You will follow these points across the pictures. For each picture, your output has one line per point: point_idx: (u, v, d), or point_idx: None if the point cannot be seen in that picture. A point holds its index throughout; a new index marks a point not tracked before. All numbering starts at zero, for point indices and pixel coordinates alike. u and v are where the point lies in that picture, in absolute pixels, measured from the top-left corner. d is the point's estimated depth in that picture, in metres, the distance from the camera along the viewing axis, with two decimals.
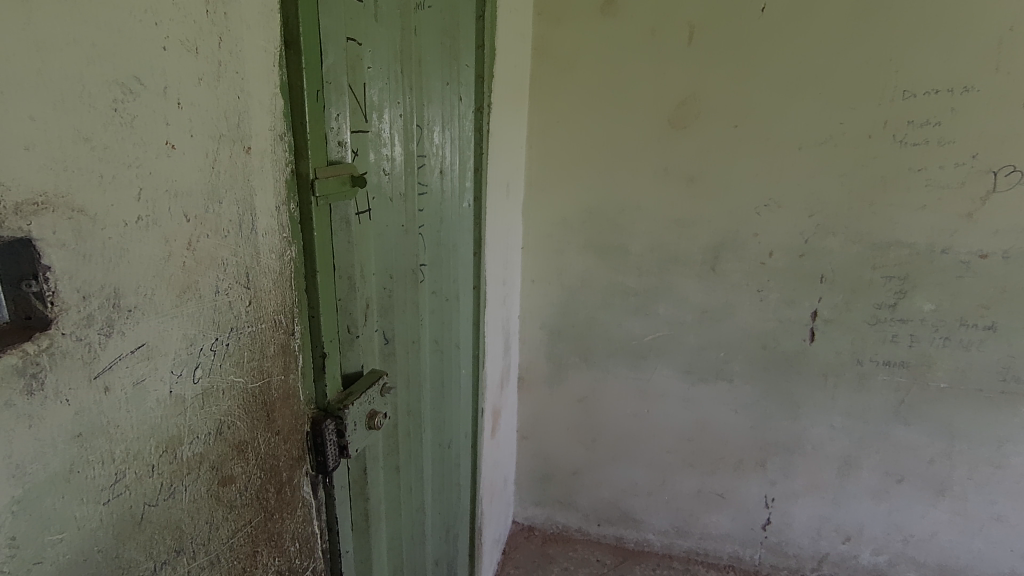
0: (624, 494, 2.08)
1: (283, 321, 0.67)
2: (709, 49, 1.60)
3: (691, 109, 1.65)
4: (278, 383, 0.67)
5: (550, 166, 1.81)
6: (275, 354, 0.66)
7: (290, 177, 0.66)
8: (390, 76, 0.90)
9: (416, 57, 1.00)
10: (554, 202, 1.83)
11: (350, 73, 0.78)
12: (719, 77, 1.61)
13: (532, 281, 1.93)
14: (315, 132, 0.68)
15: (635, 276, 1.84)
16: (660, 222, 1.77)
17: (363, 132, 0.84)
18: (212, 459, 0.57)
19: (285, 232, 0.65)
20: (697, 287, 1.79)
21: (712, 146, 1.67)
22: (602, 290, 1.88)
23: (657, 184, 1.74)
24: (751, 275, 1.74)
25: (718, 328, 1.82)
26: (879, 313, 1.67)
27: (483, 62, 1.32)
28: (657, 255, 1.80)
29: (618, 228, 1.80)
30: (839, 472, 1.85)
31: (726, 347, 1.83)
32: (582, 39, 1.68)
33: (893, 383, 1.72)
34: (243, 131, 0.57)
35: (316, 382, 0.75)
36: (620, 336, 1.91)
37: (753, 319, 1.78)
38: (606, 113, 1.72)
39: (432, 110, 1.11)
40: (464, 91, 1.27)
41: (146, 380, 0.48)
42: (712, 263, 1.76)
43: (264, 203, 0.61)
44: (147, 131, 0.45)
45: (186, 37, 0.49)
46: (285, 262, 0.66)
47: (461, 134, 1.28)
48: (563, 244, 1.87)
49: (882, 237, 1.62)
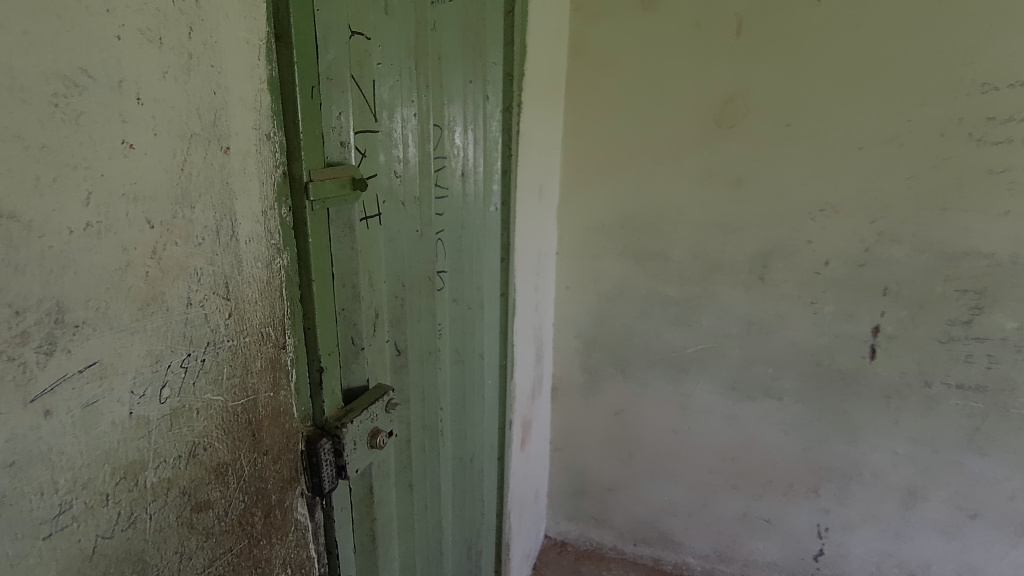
0: (662, 514, 1.97)
1: (271, 334, 0.62)
2: (759, 41, 1.48)
3: (740, 107, 1.54)
4: (266, 401, 0.63)
5: (586, 167, 1.73)
6: (262, 369, 0.62)
7: (281, 180, 0.61)
8: (403, 73, 0.85)
9: (434, 52, 0.95)
10: (591, 206, 1.75)
11: (354, 68, 0.73)
12: (769, 72, 1.49)
13: (566, 287, 1.85)
14: (311, 132, 0.63)
15: (676, 284, 1.73)
16: (703, 228, 1.66)
17: (371, 131, 0.79)
18: (184, 484, 0.52)
19: (274, 239, 0.61)
20: (744, 297, 1.67)
21: (760, 146, 1.55)
22: (639, 298, 1.78)
23: (700, 186, 1.63)
24: (804, 286, 1.61)
25: (767, 341, 1.69)
26: (952, 330, 1.51)
27: (512, 60, 1.26)
28: (700, 263, 1.69)
29: (658, 234, 1.70)
30: (903, 503, 1.68)
31: (775, 363, 1.69)
32: (621, 34, 1.59)
33: (967, 409, 1.55)
34: (220, 131, 0.52)
35: (312, 398, 0.71)
36: (659, 348, 1.81)
37: (806, 333, 1.64)
38: (647, 111, 1.63)
39: (453, 111, 1.05)
40: (490, 90, 1.21)
41: (99, 401, 0.44)
42: (761, 272, 1.63)
43: (247, 208, 0.56)
44: (97, 129, 0.41)
45: (147, 26, 0.44)
46: (273, 271, 0.61)
47: (487, 134, 1.22)
48: (599, 250, 1.78)
49: (956, 245, 1.45)
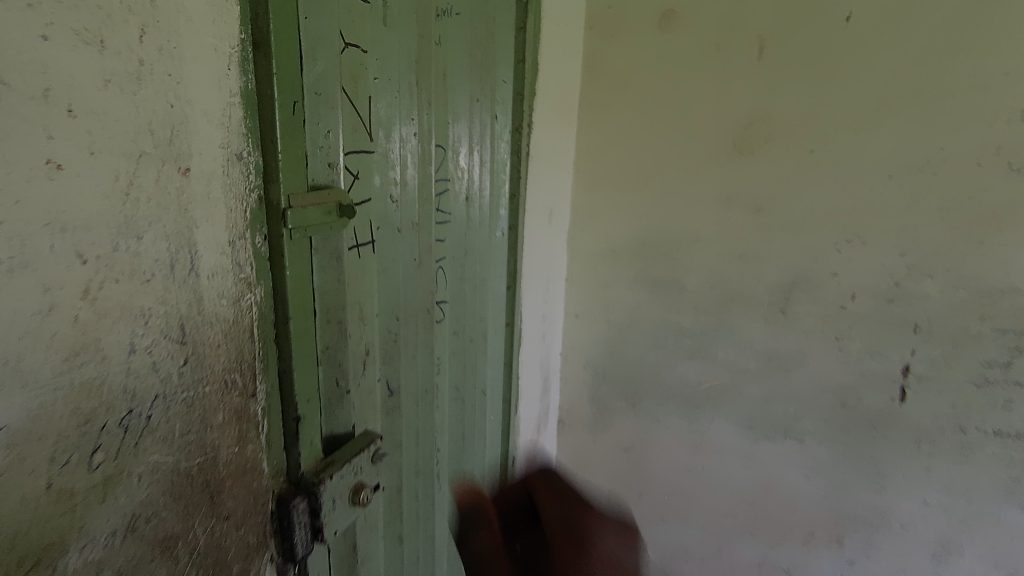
0: (673, 558, 1.84)
1: (237, 381, 0.54)
2: (783, 64, 1.41)
3: (762, 132, 1.46)
4: (228, 458, 0.54)
5: (599, 192, 1.65)
6: (225, 422, 0.53)
7: (255, 206, 0.54)
8: (402, 90, 0.78)
9: (439, 68, 0.88)
10: (602, 232, 1.67)
11: (346, 84, 0.66)
12: (793, 95, 1.42)
13: (574, 315, 1.78)
14: (293, 152, 0.56)
15: (692, 315, 1.64)
16: (720, 257, 1.57)
17: (365, 152, 0.72)
18: (118, 565, 0.44)
19: (243, 273, 0.53)
20: (763, 331, 1.58)
21: (783, 173, 1.47)
22: (652, 329, 1.69)
23: (718, 213, 1.55)
24: (827, 321, 1.51)
25: (787, 378, 1.59)
26: (988, 372, 1.39)
27: (523, 79, 1.19)
28: (716, 293, 1.60)
29: (673, 262, 1.62)
30: (935, 558, 1.54)
31: (796, 402, 1.59)
32: (637, 55, 1.53)
33: (1005, 458, 1.42)
34: (177, 149, 0.44)
35: (285, 450, 0.62)
36: (673, 382, 1.71)
37: (829, 370, 1.54)
38: (663, 134, 1.56)
39: (459, 131, 0.98)
40: (499, 110, 1.15)
41: (7, 474, 0.36)
42: (782, 305, 1.54)
43: (211, 238, 0.49)
44: (12, 147, 0.34)
45: (82, 24, 0.37)
46: (242, 310, 0.53)
47: (495, 156, 1.15)
48: (611, 277, 1.70)
49: (992, 282, 1.35)
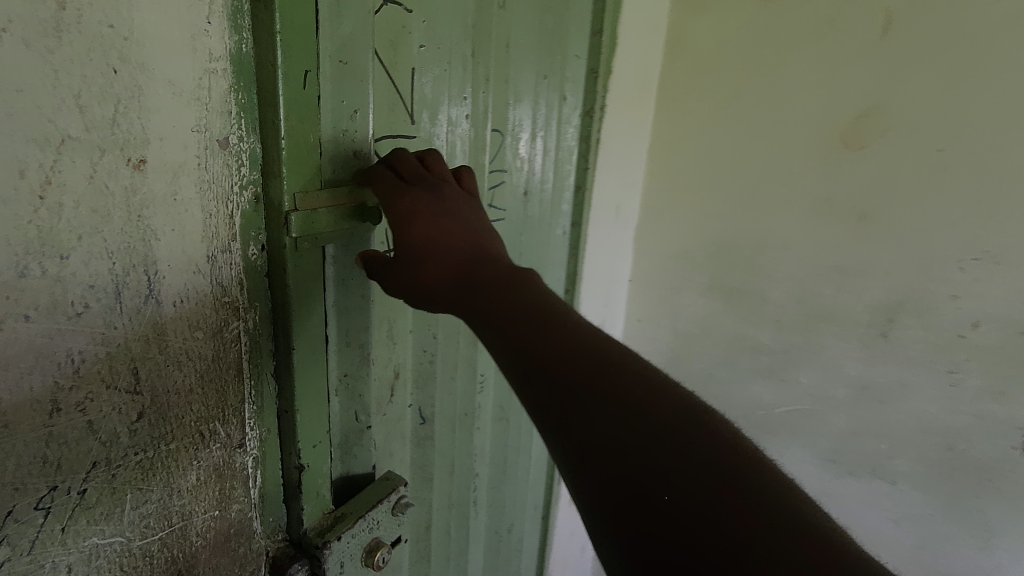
0: None
1: (219, 431, 0.42)
2: (914, 40, 1.06)
3: (877, 125, 1.12)
4: (207, 524, 0.43)
5: (674, 187, 1.36)
6: (201, 483, 0.42)
7: (250, 207, 0.41)
8: (454, 62, 0.64)
9: (503, 38, 0.73)
10: (673, 229, 1.38)
11: (384, 53, 0.53)
12: (923, 79, 1.06)
13: (636, 320, 1.50)
14: (305, 137, 0.42)
15: (772, 330, 1.31)
16: (815, 266, 1.23)
17: (406, 138, 0.58)
18: None
19: (229, 295, 0.41)
20: (857, 356, 1.23)
21: (900, 176, 1.11)
22: (724, 342, 1.38)
23: (812, 218, 1.22)
24: (937, 350, 1.15)
25: (880, 413, 1.23)
26: None
27: (600, 54, 1.02)
28: (803, 309, 1.26)
29: (756, 270, 1.30)
30: None
31: (890, 440, 1.23)
32: (725, 26, 1.22)
33: None
34: (123, 134, 0.32)
35: (285, 505, 0.50)
36: (742, 402, 1.39)
37: (937, 410, 1.17)
38: (753, 119, 1.24)
39: (521, 113, 0.83)
40: (569, 90, 0.98)
41: None
42: (885, 328, 1.18)
43: (177, 252, 0.36)
44: None
45: None
46: (226, 342, 0.41)
47: (561, 143, 0.99)
48: (682, 282, 1.40)
49: None
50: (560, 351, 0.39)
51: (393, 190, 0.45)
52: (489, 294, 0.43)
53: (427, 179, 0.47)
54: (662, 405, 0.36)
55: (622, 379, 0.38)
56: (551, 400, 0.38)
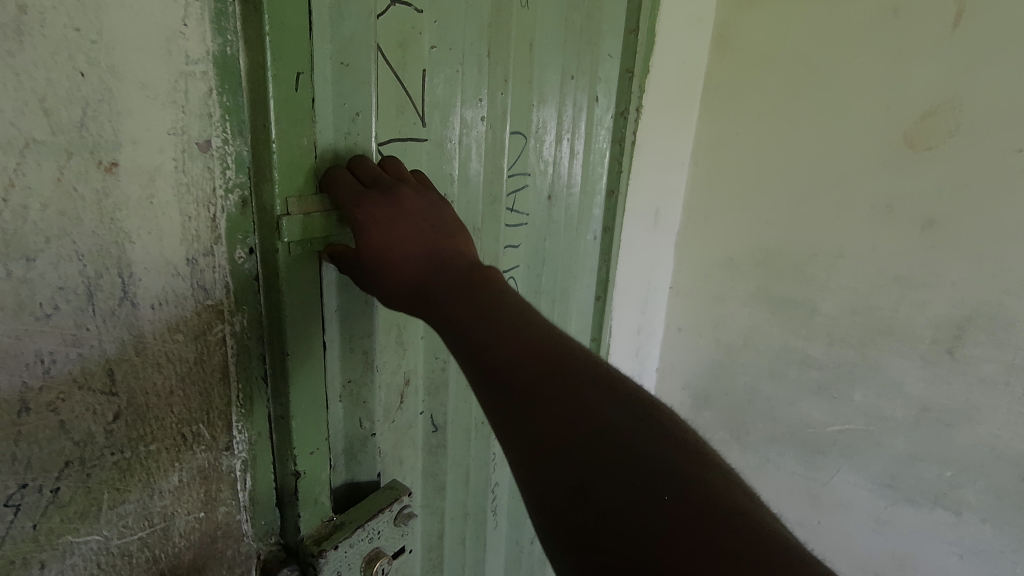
0: None
1: (204, 434, 0.42)
2: (987, 31, 0.96)
3: (944, 124, 1.02)
4: (190, 526, 0.43)
5: (719, 190, 1.28)
6: (184, 485, 0.42)
7: (238, 210, 0.40)
8: (468, 63, 0.62)
9: (525, 38, 0.71)
10: (717, 235, 1.30)
11: (391, 54, 0.52)
12: (999, 74, 0.97)
13: (676, 330, 1.41)
14: (297, 139, 0.41)
15: (823, 344, 1.22)
16: (872, 276, 1.14)
17: (416, 140, 0.57)
18: None
19: (213, 298, 0.40)
20: (918, 375, 1.13)
21: (970, 180, 1.02)
22: (770, 355, 1.29)
23: (868, 224, 1.12)
24: (1009, 371, 1.04)
25: (944, 438, 1.12)
26: None
27: (635, 53, 0.98)
28: (858, 323, 1.17)
29: (807, 279, 1.21)
30: None
31: (955, 466, 1.12)
32: (776, 19, 1.14)
33: None
34: (92, 137, 0.32)
35: (279, 511, 0.49)
36: (788, 419, 1.30)
37: (1009, 436, 1.06)
38: (805, 118, 1.15)
39: (546, 114, 0.81)
40: (601, 91, 0.95)
41: None
42: (950, 345, 1.08)
43: (152, 253, 0.36)
44: None
45: None
46: (210, 345, 0.41)
47: (591, 145, 0.96)
48: (726, 290, 1.31)
49: None
50: (514, 360, 0.36)
51: (350, 199, 0.43)
52: (448, 300, 0.41)
53: (385, 183, 0.45)
54: (615, 422, 0.33)
55: (571, 392, 0.34)
56: (504, 420, 0.35)
